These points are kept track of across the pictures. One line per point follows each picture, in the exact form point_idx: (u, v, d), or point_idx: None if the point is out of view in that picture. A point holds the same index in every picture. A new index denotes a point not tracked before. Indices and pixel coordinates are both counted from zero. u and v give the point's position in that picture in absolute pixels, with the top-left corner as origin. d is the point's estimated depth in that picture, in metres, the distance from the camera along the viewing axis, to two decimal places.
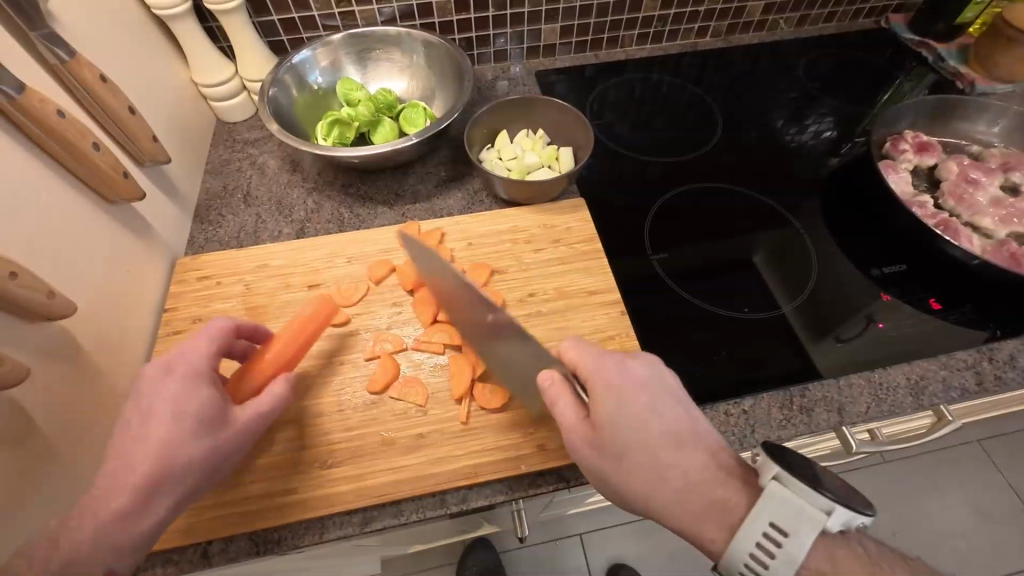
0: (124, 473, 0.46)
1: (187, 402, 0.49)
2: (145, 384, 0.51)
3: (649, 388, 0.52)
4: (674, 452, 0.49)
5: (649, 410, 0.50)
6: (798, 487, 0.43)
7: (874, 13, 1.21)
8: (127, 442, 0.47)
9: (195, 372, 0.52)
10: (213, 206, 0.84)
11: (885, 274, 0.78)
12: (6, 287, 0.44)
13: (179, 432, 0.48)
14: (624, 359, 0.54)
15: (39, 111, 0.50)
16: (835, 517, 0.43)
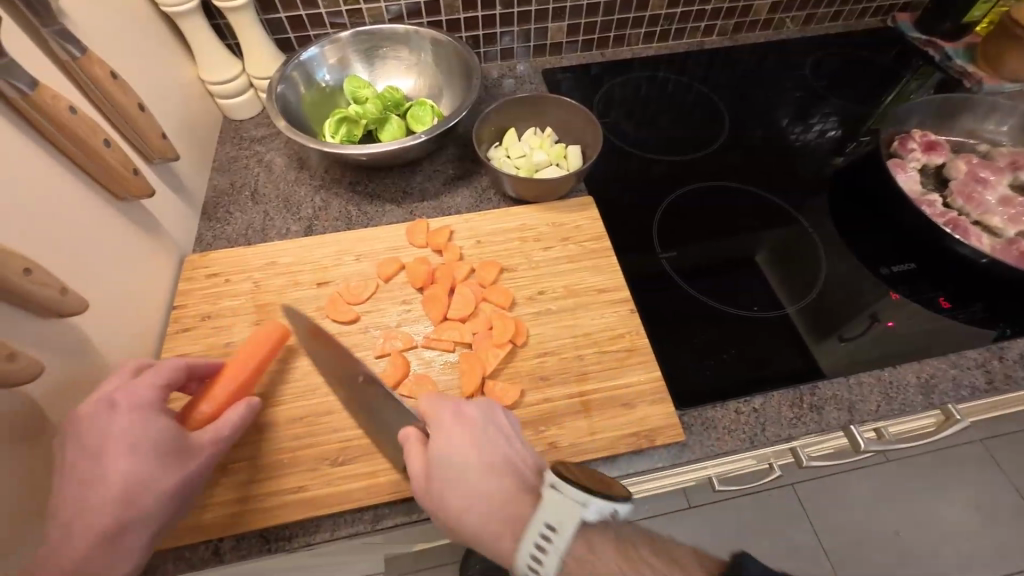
0: (80, 519, 0.44)
1: (143, 436, 0.48)
2: (76, 426, 0.47)
3: (481, 429, 0.50)
4: (495, 497, 0.46)
5: (472, 453, 0.48)
6: (568, 488, 0.43)
7: (881, 12, 1.21)
8: (69, 489, 0.45)
9: (139, 410, 0.49)
10: (221, 203, 0.84)
11: (894, 273, 0.78)
12: (21, 284, 0.44)
13: (138, 477, 0.46)
14: (459, 404, 0.52)
15: (52, 108, 0.50)
16: (591, 509, 0.42)
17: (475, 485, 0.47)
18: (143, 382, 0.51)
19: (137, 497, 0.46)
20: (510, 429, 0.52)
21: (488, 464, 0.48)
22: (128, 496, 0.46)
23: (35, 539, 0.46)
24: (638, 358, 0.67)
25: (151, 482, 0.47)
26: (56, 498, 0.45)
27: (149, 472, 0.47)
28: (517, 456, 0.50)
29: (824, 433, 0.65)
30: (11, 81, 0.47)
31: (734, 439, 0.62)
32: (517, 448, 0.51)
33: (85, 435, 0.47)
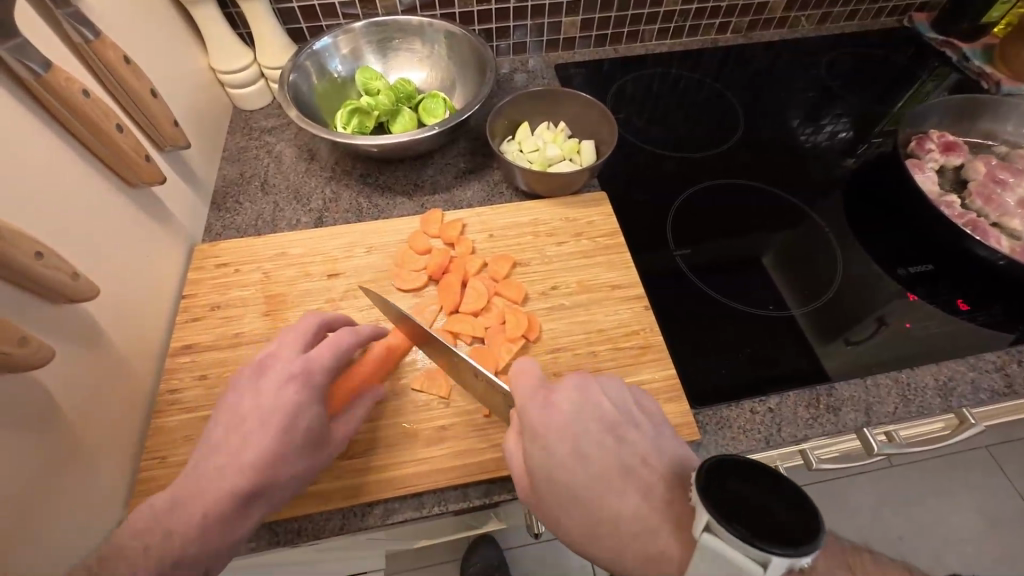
0: (225, 478, 0.46)
1: (299, 418, 0.50)
2: (253, 387, 0.51)
3: (581, 416, 0.47)
4: (604, 494, 0.44)
5: (575, 449, 0.45)
6: (728, 539, 0.35)
7: (897, 12, 1.19)
8: (232, 447, 0.48)
9: (311, 390, 0.52)
10: (230, 193, 0.83)
11: (911, 274, 0.77)
12: (34, 268, 0.43)
13: (283, 455, 0.48)
14: (549, 393, 0.47)
15: (65, 90, 0.49)
16: (771, 567, 0.34)
17: (581, 483, 0.44)
18: (318, 362, 0.53)
19: (272, 475, 0.47)
20: (614, 413, 0.48)
21: (593, 459, 0.45)
22: (268, 470, 0.47)
23: (44, 528, 0.45)
24: (652, 355, 0.67)
25: (288, 463, 0.49)
26: (217, 448, 0.48)
27: (290, 453, 0.49)
28: (626, 444, 0.46)
29: (838, 434, 0.64)
30: (25, 61, 0.46)
31: (749, 438, 0.62)
32: (625, 432, 0.47)
33: (262, 403, 0.50)
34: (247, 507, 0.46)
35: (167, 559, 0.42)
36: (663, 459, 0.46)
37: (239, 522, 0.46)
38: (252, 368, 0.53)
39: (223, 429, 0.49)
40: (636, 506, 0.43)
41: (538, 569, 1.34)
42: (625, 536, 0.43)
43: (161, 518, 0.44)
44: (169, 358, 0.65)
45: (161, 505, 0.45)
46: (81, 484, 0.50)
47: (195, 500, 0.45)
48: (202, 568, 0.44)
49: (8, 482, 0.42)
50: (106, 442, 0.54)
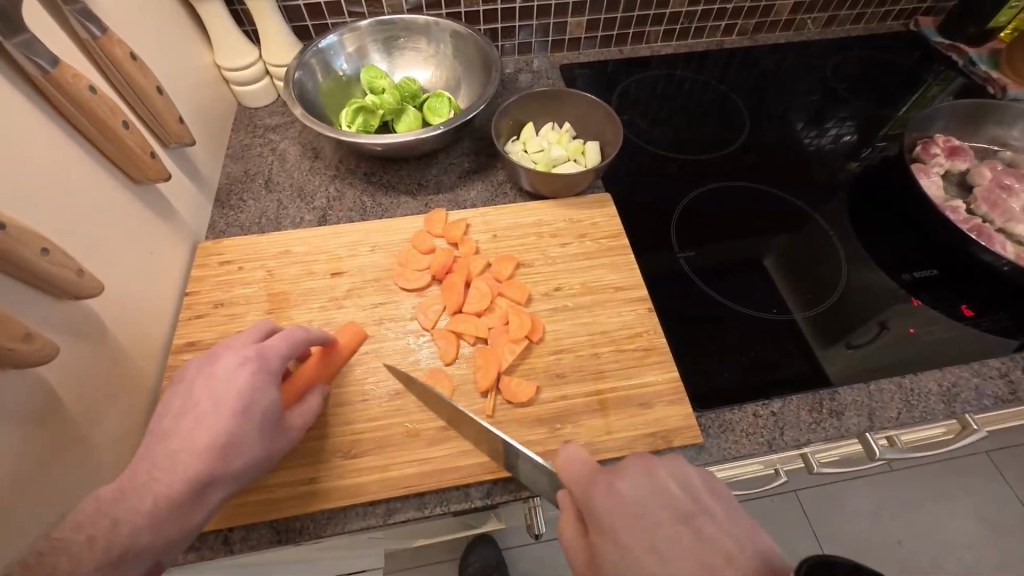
0: (176, 464, 0.44)
1: (255, 403, 0.49)
2: (202, 370, 0.50)
3: (649, 503, 0.40)
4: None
5: (645, 548, 0.37)
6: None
7: (903, 16, 1.19)
8: (181, 432, 0.46)
9: (267, 374, 0.51)
10: (234, 190, 0.83)
11: (916, 279, 0.77)
12: (39, 264, 0.43)
13: (238, 438, 0.47)
14: (611, 477, 0.41)
15: (72, 86, 0.49)
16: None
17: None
18: (273, 350, 0.53)
19: (227, 458, 0.46)
20: (685, 498, 0.40)
21: (665, 556, 0.37)
22: (222, 453, 0.46)
23: (46, 524, 0.45)
24: (656, 358, 0.67)
25: (244, 446, 0.47)
26: (166, 436, 0.46)
27: (245, 437, 0.47)
28: (703, 536, 0.37)
29: (841, 439, 0.64)
30: (32, 56, 0.46)
31: (751, 442, 0.62)
32: (701, 523, 0.38)
33: (216, 385, 0.49)
34: (199, 493, 0.45)
35: (112, 550, 0.40)
36: (751, 557, 0.36)
37: (190, 508, 0.44)
38: (202, 357, 0.52)
39: (172, 416, 0.48)
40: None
41: (536, 569, 1.34)
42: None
43: (108, 508, 0.42)
44: (172, 355, 0.65)
45: (107, 494, 0.43)
46: (83, 480, 0.50)
47: (144, 488, 0.43)
48: (151, 559, 0.42)
49: (11, 477, 0.42)
50: (110, 438, 0.54)
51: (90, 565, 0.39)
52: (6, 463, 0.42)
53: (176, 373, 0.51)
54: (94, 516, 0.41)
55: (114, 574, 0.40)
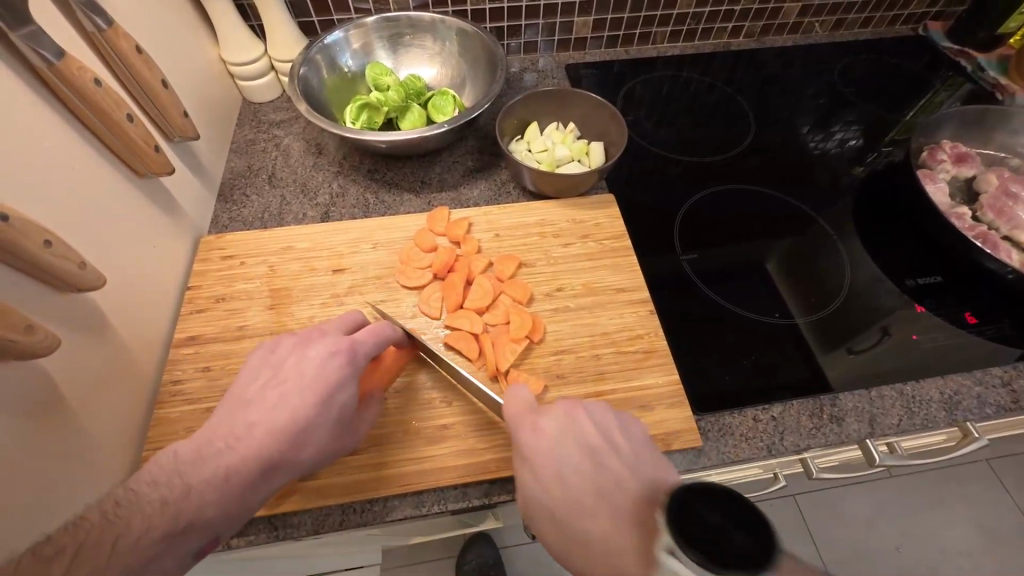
0: (253, 438, 0.47)
1: (335, 395, 0.51)
2: (294, 351, 0.53)
3: (563, 440, 0.47)
4: (574, 514, 0.43)
5: (557, 474, 0.46)
6: (687, 562, 0.34)
7: (912, 20, 1.19)
8: (264, 407, 0.49)
9: (352, 368, 0.53)
10: (237, 185, 0.83)
11: (919, 285, 0.76)
12: (40, 255, 0.43)
13: (309, 428, 0.49)
14: (535, 418, 0.49)
15: (77, 79, 0.49)
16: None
17: (555, 502, 0.45)
18: (362, 346, 0.55)
19: (298, 443, 0.48)
20: (597, 437, 0.47)
21: (567, 480, 0.45)
22: (292, 440, 0.48)
23: (45, 516, 0.45)
24: (656, 360, 0.66)
25: (312, 440, 0.49)
26: (248, 406, 0.49)
27: (317, 426, 0.50)
28: (603, 466, 0.45)
29: (841, 444, 0.64)
30: (37, 48, 0.46)
31: (751, 447, 0.61)
32: (608, 458, 0.46)
33: (305, 368, 0.51)
34: (266, 477, 0.46)
35: (180, 517, 0.42)
36: (643, 484, 0.44)
37: (255, 489, 0.46)
38: (296, 338, 0.55)
39: (257, 388, 0.51)
40: (603, 527, 0.42)
41: (533, 569, 1.34)
42: (591, 553, 0.41)
43: (183, 471, 0.44)
44: (172, 349, 0.65)
45: (185, 455, 0.45)
46: (84, 472, 0.50)
47: (216, 458, 0.45)
48: (211, 535, 0.43)
49: (11, 469, 0.42)
50: (109, 432, 0.55)
51: (158, 531, 0.40)
52: (6, 454, 0.42)
53: (269, 343, 0.54)
54: (168, 477, 0.44)
55: (175, 543, 0.41)
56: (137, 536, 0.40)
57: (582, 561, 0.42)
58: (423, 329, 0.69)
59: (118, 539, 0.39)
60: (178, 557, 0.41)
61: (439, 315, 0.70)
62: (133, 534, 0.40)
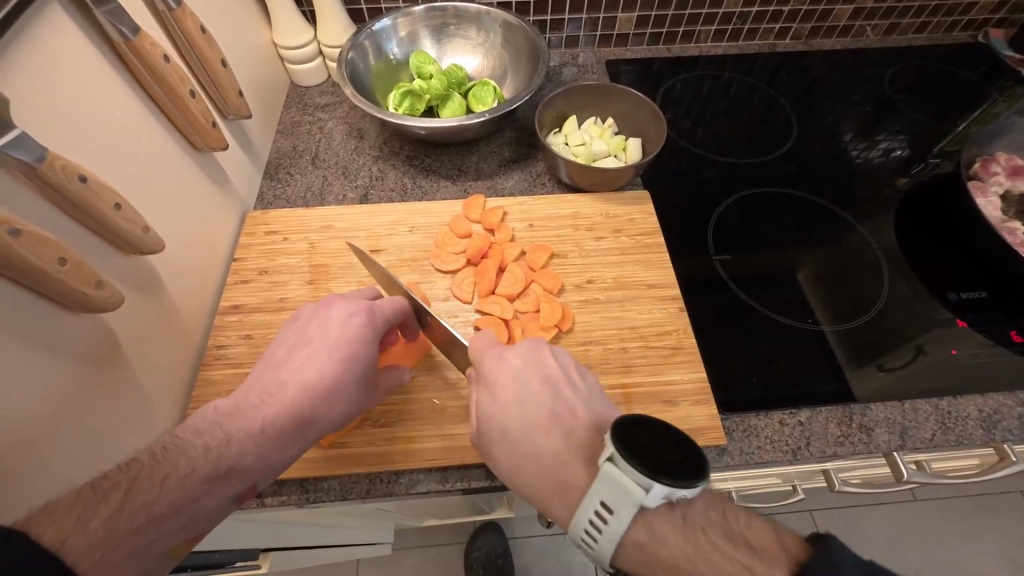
0: (286, 394, 0.49)
1: (357, 353, 0.53)
2: (312, 315, 0.55)
3: (527, 373, 0.50)
4: (530, 433, 0.48)
5: (517, 398, 0.49)
6: (630, 473, 0.39)
7: (972, 27, 1.14)
8: (293, 366, 0.51)
9: (373, 329, 0.55)
10: (282, 164, 0.87)
11: (962, 300, 0.74)
12: (111, 218, 0.47)
13: (338, 385, 0.51)
14: (503, 350, 0.52)
15: (149, 54, 0.52)
16: (652, 494, 0.38)
17: (512, 425, 0.48)
18: (381, 310, 0.57)
19: (327, 399, 0.51)
20: (558, 374, 0.51)
21: (529, 406, 0.49)
22: (321, 397, 0.50)
23: (103, 458, 0.49)
24: (683, 357, 0.67)
25: (339, 398, 0.51)
26: (278, 365, 0.52)
27: (344, 383, 0.52)
28: (560, 397, 0.49)
29: (868, 455, 0.63)
30: (116, 24, 0.49)
31: (775, 450, 0.61)
32: (563, 390, 0.50)
33: (330, 329, 0.54)
34: (299, 430, 0.49)
35: (221, 462, 0.44)
36: (593, 417, 0.49)
37: (288, 444, 0.48)
38: (316, 304, 0.57)
39: (286, 348, 0.53)
40: (553, 444, 0.47)
41: (538, 562, 1.34)
42: (541, 465, 0.46)
43: (223, 423, 0.47)
44: (218, 316, 0.69)
45: (224, 409, 0.48)
46: (136, 423, 0.54)
47: (252, 412, 0.48)
48: (249, 482, 0.46)
49: (74, 412, 0.46)
50: (158, 387, 0.58)
51: (201, 473, 0.43)
52: (67, 397, 0.45)
53: (292, 312, 0.57)
54: (210, 427, 0.46)
55: (216, 487, 0.44)
56: (184, 476, 0.42)
57: (528, 470, 0.47)
58: (455, 311, 0.71)
59: (166, 478, 0.42)
60: (219, 500, 0.44)
61: (470, 300, 0.72)
62: (180, 473, 0.42)
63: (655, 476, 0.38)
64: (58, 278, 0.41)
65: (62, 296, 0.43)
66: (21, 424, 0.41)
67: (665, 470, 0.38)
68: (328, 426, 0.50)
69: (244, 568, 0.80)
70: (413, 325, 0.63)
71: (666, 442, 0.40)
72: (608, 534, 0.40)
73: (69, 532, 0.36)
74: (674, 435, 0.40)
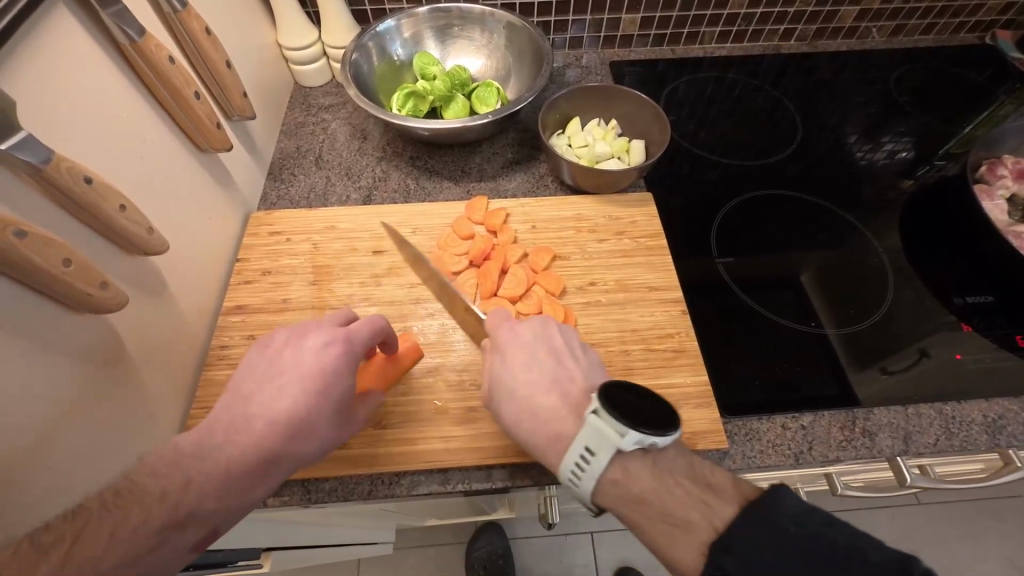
0: (253, 431, 0.48)
1: (330, 387, 0.52)
2: (284, 344, 0.53)
3: (535, 343, 0.52)
4: (532, 393, 0.49)
5: (522, 363, 0.51)
6: (608, 420, 0.43)
7: (979, 28, 1.14)
8: (262, 399, 0.50)
9: (348, 359, 0.54)
10: (286, 164, 0.87)
11: (967, 304, 0.73)
12: (116, 220, 0.47)
13: (307, 422, 0.50)
14: (514, 323, 0.54)
15: (154, 56, 0.53)
16: (627, 438, 0.42)
17: (517, 386, 0.50)
18: (358, 337, 0.55)
19: (296, 436, 0.49)
20: (564, 346, 0.53)
21: (533, 370, 0.50)
22: (290, 434, 0.49)
23: (108, 459, 0.50)
24: (685, 360, 0.67)
25: (310, 434, 0.50)
26: (247, 398, 0.50)
27: (316, 419, 0.50)
28: (562, 365, 0.51)
29: (871, 460, 0.63)
30: (122, 27, 0.50)
31: (778, 455, 0.61)
32: (565, 360, 0.51)
33: (303, 360, 0.52)
34: (265, 470, 0.48)
35: (178, 510, 0.43)
36: (592, 384, 0.50)
37: (253, 484, 0.47)
38: (290, 330, 0.55)
39: (255, 380, 0.51)
40: (553, 404, 0.48)
41: (539, 562, 1.34)
42: (540, 423, 0.48)
43: (184, 463, 0.45)
44: (221, 316, 0.69)
45: (185, 447, 0.46)
46: (140, 424, 0.54)
47: (214, 452, 0.46)
48: (209, 526, 0.45)
49: (78, 414, 0.46)
50: (163, 389, 0.58)
51: (155, 523, 0.42)
52: (71, 400, 0.46)
53: (262, 338, 0.55)
54: (169, 469, 0.45)
55: (177, 532, 0.43)
56: (135, 526, 0.41)
57: (528, 427, 0.49)
58: None
59: (116, 529, 0.40)
60: (174, 548, 0.43)
61: (473, 300, 0.73)
62: (132, 523, 0.41)
63: (628, 421, 0.42)
64: (63, 280, 0.41)
65: (67, 297, 0.43)
66: (25, 426, 0.41)
67: (641, 419, 0.42)
68: (295, 465, 0.49)
69: (245, 567, 0.80)
70: (393, 339, 0.61)
71: (645, 400, 0.44)
72: (590, 474, 0.43)
73: None
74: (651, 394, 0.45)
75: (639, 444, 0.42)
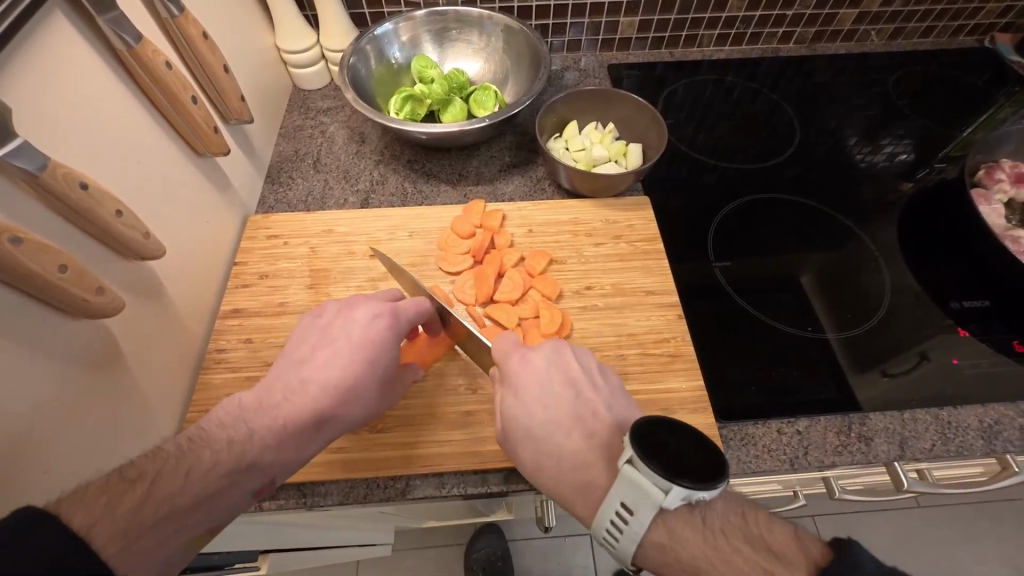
0: (309, 392, 0.50)
1: (380, 355, 0.54)
2: (336, 314, 0.56)
3: (550, 373, 0.52)
4: (552, 431, 0.49)
5: (538, 396, 0.50)
6: (648, 475, 0.39)
7: (978, 31, 1.14)
8: (317, 363, 0.52)
9: (396, 331, 0.56)
10: (283, 168, 0.87)
11: (964, 308, 0.73)
12: (112, 225, 0.47)
13: (358, 386, 0.52)
14: (526, 351, 0.53)
15: (151, 61, 0.53)
16: (672, 495, 0.39)
17: (536, 423, 0.49)
18: (405, 312, 0.57)
19: (348, 399, 0.51)
20: (580, 373, 0.52)
21: (551, 405, 0.50)
22: (343, 396, 0.51)
23: (104, 462, 0.50)
24: (681, 365, 0.67)
25: (359, 398, 0.52)
26: (302, 363, 0.52)
27: (366, 383, 0.52)
28: (581, 397, 0.50)
29: (868, 465, 0.63)
30: (119, 33, 0.50)
31: (773, 460, 0.61)
32: (582, 390, 0.51)
33: (354, 329, 0.54)
34: (319, 427, 0.49)
35: (244, 457, 0.45)
36: (614, 417, 0.49)
37: (309, 441, 0.49)
38: (340, 302, 0.57)
39: (309, 346, 0.54)
40: (575, 442, 0.48)
41: (537, 564, 1.35)
42: (564, 466, 0.47)
43: (247, 417, 0.48)
44: (219, 319, 0.69)
45: (249, 404, 0.49)
46: (137, 427, 0.54)
47: (274, 409, 0.49)
48: (268, 478, 0.47)
49: (74, 417, 0.46)
50: (160, 392, 0.58)
51: (224, 466, 0.43)
52: (67, 403, 0.46)
53: (315, 308, 0.57)
54: (234, 422, 0.47)
55: (239, 482, 0.44)
56: (207, 469, 0.43)
57: (551, 470, 0.48)
58: None
59: (189, 471, 0.42)
60: (238, 496, 0.44)
61: (473, 301, 0.73)
62: (203, 467, 0.43)
63: (673, 478, 0.39)
64: (58, 285, 0.41)
65: (63, 303, 0.43)
66: (22, 430, 0.41)
67: (686, 472, 0.39)
68: (344, 427, 0.51)
69: (242, 569, 0.80)
70: (437, 321, 0.65)
71: (689, 449, 0.40)
72: (630, 531, 0.41)
73: (97, 518, 0.36)
74: (694, 434, 0.41)
75: (685, 500, 0.40)
